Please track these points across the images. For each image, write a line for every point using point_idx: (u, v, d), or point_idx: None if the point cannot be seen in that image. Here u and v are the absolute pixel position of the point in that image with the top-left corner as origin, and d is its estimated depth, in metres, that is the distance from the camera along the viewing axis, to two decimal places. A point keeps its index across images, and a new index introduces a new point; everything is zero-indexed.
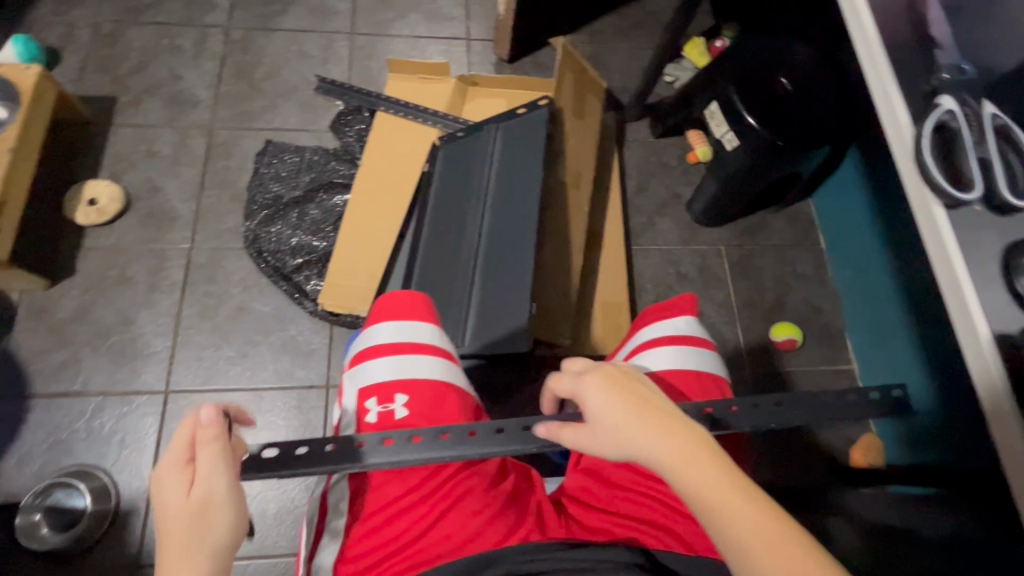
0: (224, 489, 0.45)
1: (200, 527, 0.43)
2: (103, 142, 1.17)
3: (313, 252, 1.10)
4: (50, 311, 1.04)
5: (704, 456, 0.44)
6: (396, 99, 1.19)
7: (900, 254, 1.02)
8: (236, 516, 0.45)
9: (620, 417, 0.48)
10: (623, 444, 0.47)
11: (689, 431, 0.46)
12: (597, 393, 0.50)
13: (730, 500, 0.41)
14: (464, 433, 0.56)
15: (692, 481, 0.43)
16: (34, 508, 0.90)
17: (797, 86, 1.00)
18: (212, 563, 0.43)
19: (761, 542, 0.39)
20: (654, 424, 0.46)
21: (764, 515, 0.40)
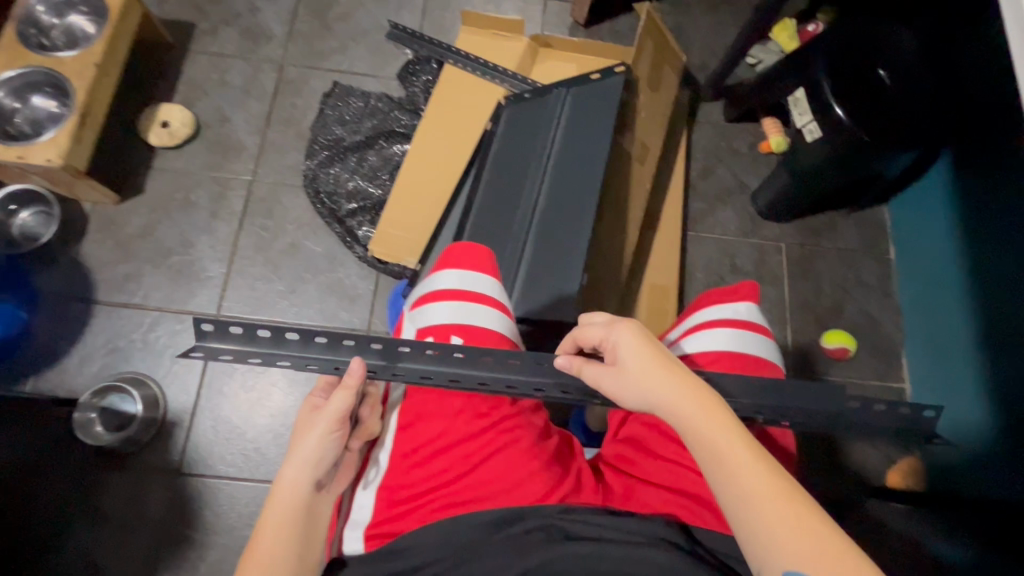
0: (324, 420, 0.54)
1: (303, 435, 0.54)
2: (179, 67, 1.19)
3: (368, 199, 1.11)
4: (119, 225, 1.09)
5: (721, 416, 0.48)
6: (465, 53, 1.16)
7: (980, 274, 0.94)
8: (318, 449, 0.53)
9: (648, 367, 0.51)
10: (648, 392, 0.51)
11: (707, 391, 0.50)
12: (630, 341, 0.52)
13: (743, 457, 0.46)
14: (504, 360, 0.56)
15: (713, 441, 0.47)
16: (90, 406, 0.97)
17: (897, 77, 0.90)
18: (295, 475, 0.52)
19: (769, 494, 0.44)
20: (680, 379, 0.50)
21: (772, 472, 0.45)
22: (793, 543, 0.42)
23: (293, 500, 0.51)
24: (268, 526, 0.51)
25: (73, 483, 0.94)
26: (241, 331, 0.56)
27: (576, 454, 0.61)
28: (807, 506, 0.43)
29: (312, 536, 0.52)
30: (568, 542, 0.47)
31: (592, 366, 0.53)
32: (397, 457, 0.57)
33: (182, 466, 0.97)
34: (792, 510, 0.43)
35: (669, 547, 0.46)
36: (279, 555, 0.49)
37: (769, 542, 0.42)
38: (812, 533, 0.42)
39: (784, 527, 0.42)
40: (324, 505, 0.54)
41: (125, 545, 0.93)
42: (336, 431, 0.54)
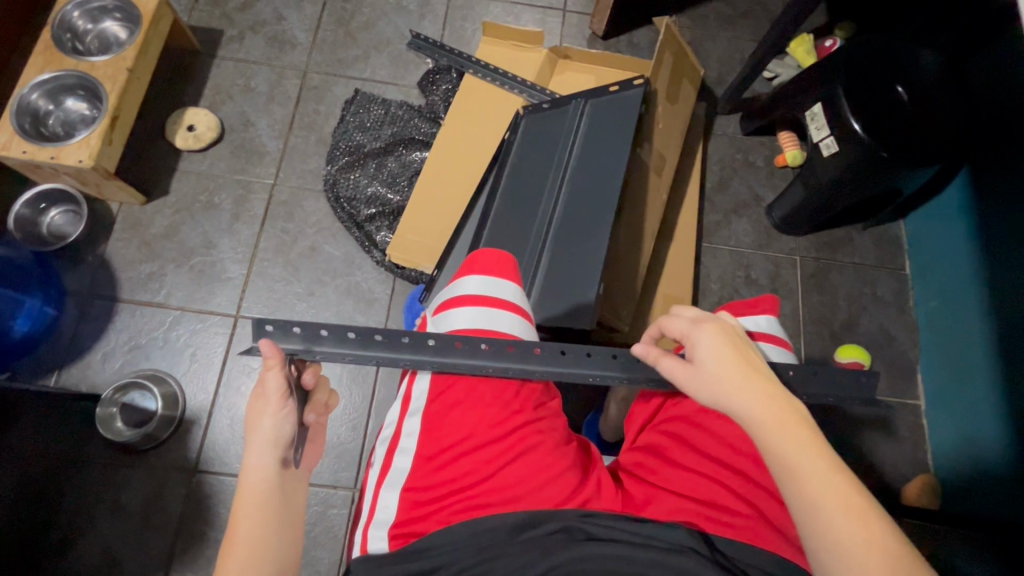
0: (275, 400, 0.54)
1: (256, 423, 0.54)
2: (206, 72, 1.22)
3: (387, 205, 1.12)
4: (144, 225, 1.11)
5: (796, 422, 0.48)
6: (485, 64, 1.18)
7: (998, 294, 0.94)
8: (279, 427, 0.54)
9: (727, 368, 0.52)
10: (721, 393, 0.52)
11: (785, 395, 0.50)
12: (713, 341, 0.54)
13: (818, 468, 0.46)
14: (529, 350, 0.63)
15: (786, 445, 0.47)
16: (112, 402, 0.99)
17: (915, 96, 0.92)
18: (265, 458, 0.53)
19: (841, 504, 0.44)
20: (759, 382, 0.51)
21: (846, 486, 0.45)
22: (861, 551, 0.43)
23: (260, 484, 0.53)
24: (244, 514, 0.52)
25: (93, 476, 0.96)
26: (274, 330, 0.62)
27: (595, 461, 0.61)
28: (877, 518, 0.44)
29: (290, 512, 0.54)
30: (590, 542, 0.48)
31: (670, 361, 0.56)
32: (421, 459, 0.57)
33: (199, 463, 0.98)
34: (862, 520, 0.44)
35: (692, 553, 0.46)
36: (262, 535, 0.51)
37: (838, 553, 0.43)
38: (880, 543, 0.43)
39: (853, 536, 0.43)
40: (292, 481, 0.56)
41: (142, 539, 0.94)
42: (284, 409, 0.55)
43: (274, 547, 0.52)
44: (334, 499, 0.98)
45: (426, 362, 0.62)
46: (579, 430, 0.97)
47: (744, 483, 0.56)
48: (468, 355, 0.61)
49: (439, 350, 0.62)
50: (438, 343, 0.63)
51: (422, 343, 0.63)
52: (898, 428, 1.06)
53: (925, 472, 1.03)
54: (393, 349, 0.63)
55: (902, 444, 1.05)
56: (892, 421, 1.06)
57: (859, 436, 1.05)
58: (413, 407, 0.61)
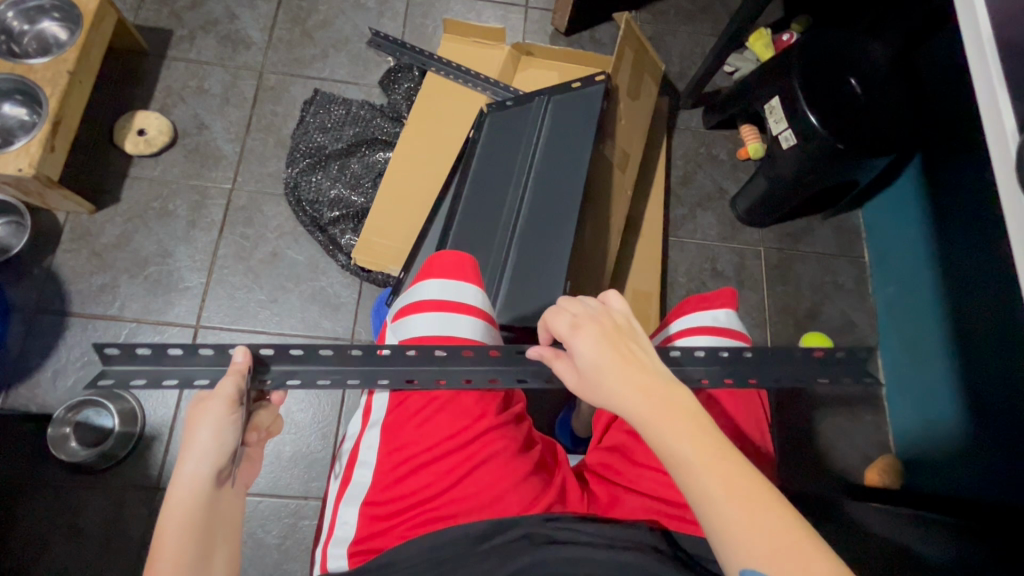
0: (220, 406, 0.52)
1: (192, 430, 0.51)
2: (156, 74, 1.18)
3: (350, 207, 1.10)
4: (94, 235, 1.06)
5: (679, 414, 0.47)
6: (447, 61, 1.16)
7: (949, 278, 0.97)
8: (219, 438, 0.51)
9: (608, 370, 0.51)
10: (609, 395, 0.50)
11: (667, 387, 0.49)
12: (590, 346, 0.52)
13: (702, 458, 0.44)
14: (483, 351, 0.62)
15: (669, 441, 0.46)
16: (65, 421, 0.95)
17: (868, 90, 0.94)
18: (200, 467, 0.50)
19: (725, 492, 0.42)
20: (639, 380, 0.49)
21: (731, 471, 0.43)
22: (746, 541, 0.40)
23: (190, 497, 0.49)
24: (170, 532, 0.48)
25: (49, 499, 0.92)
26: (150, 352, 0.61)
27: (560, 464, 0.62)
28: (765, 498, 0.42)
29: (219, 529, 0.50)
30: (551, 545, 0.48)
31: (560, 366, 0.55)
32: (380, 473, 0.56)
33: (160, 481, 0.95)
34: (747, 506, 0.41)
35: (653, 553, 0.46)
36: (187, 553, 0.48)
37: (730, 544, 0.41)
38: (768, 525, 0.40)
39: (737, 522, 0.41)
40: (227, 501, 0.52)
41: (101, 563, 0.90)
42: (232, 415, 0.52)
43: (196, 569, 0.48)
44: (306, 510, 0.96)
45: (381, 377, 0.61)
46: (552, 428, 0.97)
47: None
48: (426, 365, 0.61)
49: (395, 363, 0.61)
50: (392, 355, 0.61)
51: (378, 357, 0.62)
52: (861, 411, 1.09)
53: (887, 453, 1.06)
54: (310, 361, 0.62)
55: (865, 428, 1.08)
56: (855, 405, 1.09)
57: (824, 421, 1.08)
58: (374, 418, 0.61)
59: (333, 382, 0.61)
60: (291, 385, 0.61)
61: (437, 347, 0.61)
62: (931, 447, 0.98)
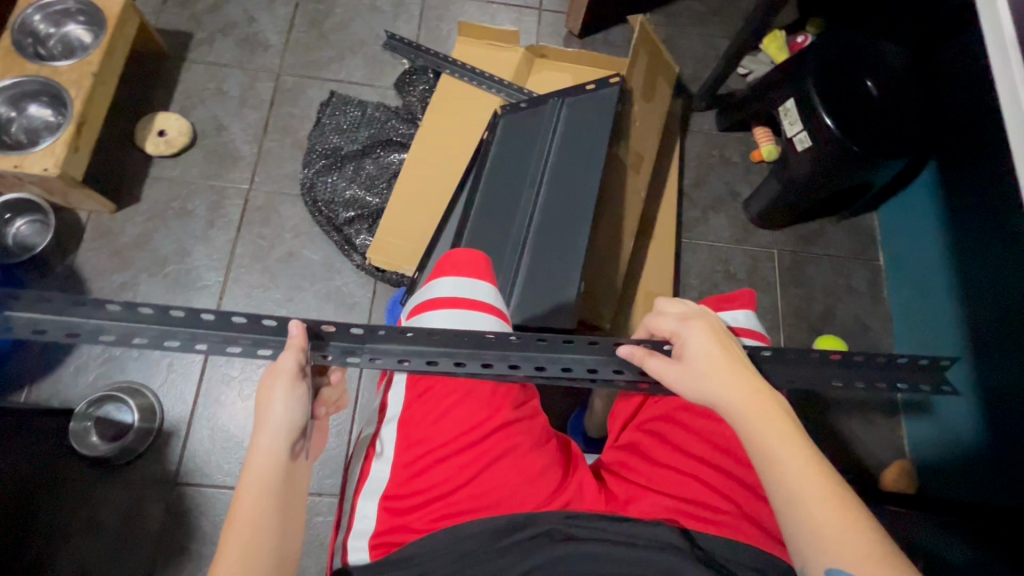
0: (283, 382, 0.52)
1: (266, 404, 0.51)
2: (175, 76, 1.20)
3: (365, 207, 1.11)
4: (115, 233, 1.08)
5: (778, 417, 0.50)
6: (462, 63, 1.17)
7: (965, 280, 0.96)
8: (291, 410, 0.52)
9: (714, 365, 0.53)
10: (709, 387, 0.53)
11: (766, 388, 0.52)
12: (700, 342, 0.55)
13: (799, 457, 0.47)
14: (505, 339, 0.58)
15: (768, 435, 0.49)
16: (86, 416, 0.97)
17: (883, 91, 0.94)
18: (278, 440, 0.51)
19: (820, 490, 0.45)
20: (744, 379, 0.52)
21: (824, 472, 0.46)
22: (840, 537, 0.43)
23: (265, 470, 0.50)
24: (247, 497, 0.50)
25: (69, 493, 0.94)
26: (152, 312, 0.55)
27: (576, 461, 0.62)
28: (854, 505, 0.45)
29: (289, 499, 0.52)
30: (569, 542, 0.49)
31: (656, 361, 0.56)
32: (397, 467, 0.57)
33: (178, 476, 0.96)
34: (838, 506, 0.44)
35: (676, 549, 0.47)
36: (263, 524, 0.49)
37: (821, 541, 0.44)
38: (855, 528, 0.44)
39: (826, 522, 0.44)
40: (299, 471, 0.54)
41: (119, 557, 0.92)
42: (296, 389, 0.52)
43: (275, 539, 0.50)
44: (320, 506, 0.97)
45: (427, 359, 0.57)
46: (564, 428, 0.98)
47: (721, 479, 0.57)
48: (459, 347, 0.57)
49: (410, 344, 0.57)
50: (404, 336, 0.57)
51: (421, 338, 0.57)
52: (875, 415, 1.08)
53: (902, 458, 1.05)
54: (371, 340, 0.57)
55: (879, 431, 1.07)
56: (870, 409, 1.08)
57: (839, 424, 1.07)
58: (390, 414, 0.62)
59: (380, 362, 0.56)
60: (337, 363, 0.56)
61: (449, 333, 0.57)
62: (946, 452, 0.97)
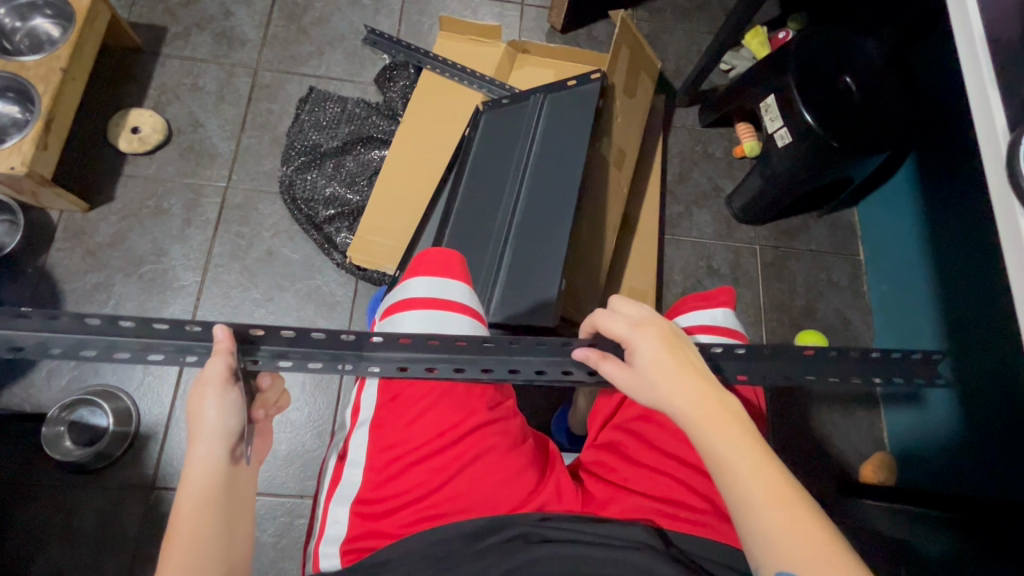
0: (213, 391, 0.51)
1: (197, 415, 0.50)
2: (150, 71, 1.17)
3: (346, 205, 1.10)
4: (88, 233, 1.06)
5: (730, 424, 0.48)
6: (443, 59, 1.15)
7: (942, 274, 0.97)
8: (225, 419, 0.51)
9: (664, 371, 0.52)
10: (660, 395, 0.51)
11: (718, 391, 0.51)
12: (649, 346, 0.53)
13: (751, 464, 0.46)
14: (476, 343, 0.58)
15: (720, 443, 0.47)
16: (60, 420, 0.95)
17: (863, 88, 0.94)
18: (215, 452, 0.50)
19: (772, 497, 0.44)
20: (694, 384, 0.51)
21: (776, 479, 0.45)
22: (793, 547, 0.42)
23: (204, 481, 0.49)
24: (186, 511, 0.48)
25: (43, 499, 0.92)
26: (99, 323, 0.54)
27: (553, 461, 0.62)
28: (809, 511, 0.44)
29: (233, 509, 0.51)
30: (544, 544, 0.48)
31: (609, 367, 0.55)
32: (370, 472, 0.57)
33: (156, 480, 0.95)
34: (791, 514, 0.43)
35: (648, 550, 0.47)
36: (206, 537, 0.48)
37: (774, 552, 0.42)
38: (808, 535, 0.42)
39: (782, 533, 0.43)
40: (242, 478, 0.53)
41: (95, 563, 0.90)
42: (228, 396, 0.51)
43: (220, 551, 0.48)
44: (302, 509, 0.96)
45: (430, 366, 0.57)
46: (547, 426, 0.97)
47: (697, 478, 0.57)
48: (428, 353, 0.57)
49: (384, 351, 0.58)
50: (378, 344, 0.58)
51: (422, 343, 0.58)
52: (855, 408, 1.09)
53: (882, 450, 1.06)
54: (301, 343, 0.57)
55: (859, 425, 1.08)
56: (850, 402, 1.09)
57: (820, 418, 1.08)
58: (363, 417, 0.61)
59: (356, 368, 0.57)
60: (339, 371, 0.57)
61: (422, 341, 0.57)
62: (923, 444, 0.98)
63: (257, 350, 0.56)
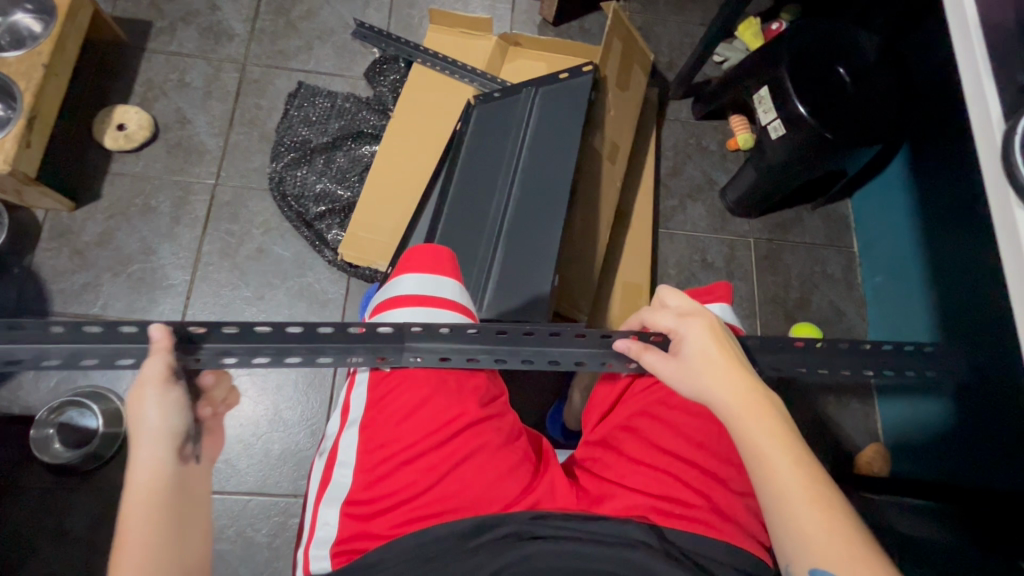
0: (150, 389, 0.52)
1: (137, 414, 0.51)
2: (135, 66, 1.15)
3: (337, 202, 1.08)
4: (74, 232, 1.04)
5: (767, 415, 0.49)
6: (434, 52, 1.14)
7: (936, 265, 0.97)
8: (166, 414, 0.52)
9: (707, 362, 0.53)
10: (700, 385, 0.53)
11: (758, 384, 0.51)
12: (697, 338, 0.55)
13: (787, 457, 0.46)
14: (493, 334, 0.62)
15: (757, 433, 0.48)
16: (49, 423, 0.93)
17: (857, 78, 0.94)
18: (157, 447, 0.50)
19: (805, 491, 0.44)
20: (735, 376, 0.52)
21: (810, 474, 0.45)
22: (820, 540, 0.43)
23: (151, 479, 0.49)
24: (136, 512, 0.47)
25: (33, 501, 0.91)
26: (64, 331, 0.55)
27: (547, 458, 0.62)
28: (844, 509, 0.44)
29: (188, 507, 0.50)
30: (539, 540, 0.48)
31: (650, 358, 0.57)
32: (360, 472, 0.56)
33: None
34: (823, 509, 0.44)
35: (644, 548, 0.47)
36: (160, 536, 0.47)
37: (803, 543, 0.43)
38: (838, 530, 0.43)
39: (814, 522, 0.43)
40: (195, 476, 0.52)
41: (86, 565, 0.89)
42: (168, 392, 0.52)
43: (176, 548, 0.47)
44: (296, 508, 0.95)
45: (471, 356, 0.61)
46: (543, 422, 0.97)
47: (694, 474, 0.56)
48: (447, 343, 0.61)
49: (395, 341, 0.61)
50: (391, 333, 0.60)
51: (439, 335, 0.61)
52: (850, 400, 1.09)
53: (876, 441, 1.07)
54: (263, 339, 0.59)
55: (854, 416, 1.08)
56: (844, 394, 1.09)
57: (814, 410, 1.08)
58: (351, 417, 0.60)
59: (363, 360, 0.61)
60: (375, 364, 0.61)
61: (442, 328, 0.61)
62: (917, 435, 0.99)
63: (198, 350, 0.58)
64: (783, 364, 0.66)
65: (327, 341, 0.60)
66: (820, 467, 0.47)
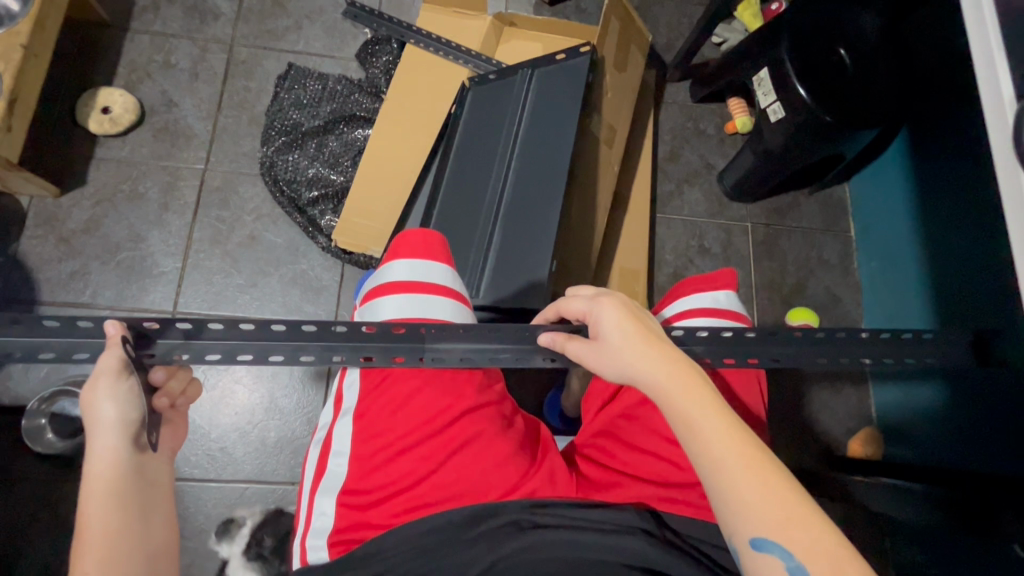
0: (103, 385, 0.49)
1: (91, 411, 0.49)
2: (118, 47, 1.12)
3: (329, 186, 1.06)
4: (60, 219, 1.02)
5: (697, 388, 0.48)
6: (427, 32, 1.11)
7: (934, 249, 0.97)
8: (122, 410, 0.50)
9: (628, 340, 0.52)
10: (627, 365, 0.51)
11: (681, 358, 0.51)
12: (612, 316, 0.53)
13: (720, 430, 0.45)
14: (484, 332, 0.60)
15: (688, 409, 0.47)
16: (40, 413, 0.91)
17: (857, 61, 0.92)
18: (113, 443, 0.49)
19: (740, 459, 0.43)
20: (660, 353, 0.50)
21: (745, 444, 0.44)
22: (760, 507, 0.42)
23: (109, 475, 0.49)
24: (94, 506, 0.48)
25: (28, 491, 0.90)
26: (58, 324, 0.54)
27: (545, 445, 0.62)
28: (773, 465, 0.43)
29: (149, 498, 0.51)
30: (536, 530, 0.48)
31: (575, 345, 0.55)
32: (356, 462, 0.56)
33: None
34: (761, 476, 0.43)
35: (641, 535, 0.47)
36: (120, 528, 0.48)
37: (746, 512, 0.42)
38: (777, 494, 0.42)
39: (754, 491, 0.42)
40: (153, 467, 0.52)
41: None
42: (123, 386, 0.50)
43: (137, 543, 0.48)
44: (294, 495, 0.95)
45: (493, 356, 0.59)
46: (540, 408, 0.97)
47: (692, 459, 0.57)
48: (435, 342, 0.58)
49: (383, 340, 0.58)
50: (380, 332, 0.58)
51: (444, 336, 0.59)
52: (845, 385, 1.10)
53: (869, 424, 1.08)
54: (231, 336, 0.56)
55: (848, 401, 1.09)
56: (839, 379, 1.10)
57: (810, 395, 1.09)
58: (346, 407, 0.60)
59: (344, 360, 0.57)
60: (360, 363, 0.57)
61: (435, 330, 0.59)
62: (909, 420, 1.00)
63: (155, 344, 0.55)
64: (786, 351, 0.65)
65: (309, 339, 0.57)
66: (752, 433, 0.46)
